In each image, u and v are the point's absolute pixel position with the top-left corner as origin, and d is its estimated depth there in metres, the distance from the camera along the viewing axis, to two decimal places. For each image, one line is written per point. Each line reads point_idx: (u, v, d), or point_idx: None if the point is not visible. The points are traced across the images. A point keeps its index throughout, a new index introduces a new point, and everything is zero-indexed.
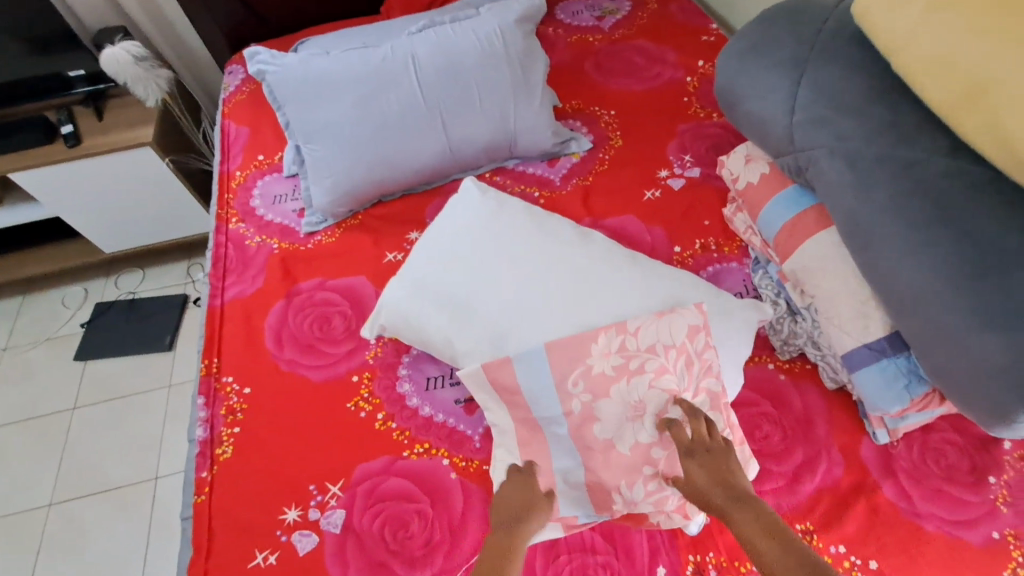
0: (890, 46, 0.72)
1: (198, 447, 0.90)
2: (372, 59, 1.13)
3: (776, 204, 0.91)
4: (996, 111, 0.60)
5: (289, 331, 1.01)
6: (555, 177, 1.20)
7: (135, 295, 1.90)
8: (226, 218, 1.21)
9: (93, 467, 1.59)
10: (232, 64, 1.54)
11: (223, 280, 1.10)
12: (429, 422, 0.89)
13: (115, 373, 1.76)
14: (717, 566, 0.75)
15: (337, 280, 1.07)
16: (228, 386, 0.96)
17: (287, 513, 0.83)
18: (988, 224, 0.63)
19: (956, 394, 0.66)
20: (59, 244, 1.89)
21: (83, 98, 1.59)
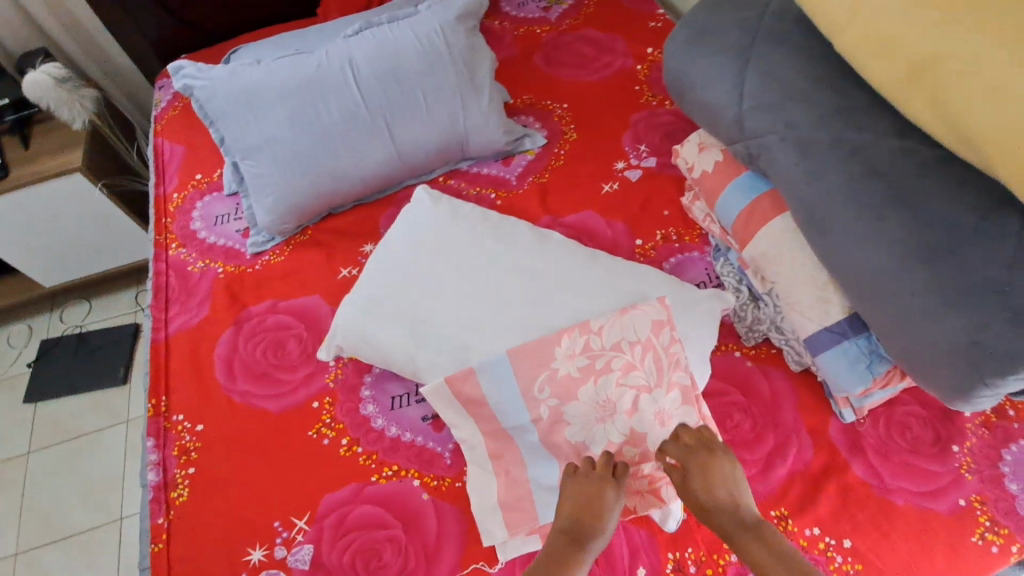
0: (831, 25, 0.69)
1: (151, 492, 0.85)
2: (307, 67, 1.08)
3: (731, 191, 0.91)
4: (941, 89, 0.58)
5: (241, 360, 0.96)
6: (510, 176, 1.17)
7: (84, 328, 1.80)
8: (166, 244, 1.14)
9: (52, 514, 1.51)
10: (162, 78, 1.45)
11: (167, 311, 1.04)
12: (396, 443, 0.86)
13: (68, 412, 1.67)
14: (696, 561, 0.74)
15: (290, 301, 1.03)
16: (179, 424, 0.91)
17: (252, 553, 0.79)
18: (939, 204, 0.61)
19: (917, 375, 0.65)
20: None
21: (9, 126, 1.48)
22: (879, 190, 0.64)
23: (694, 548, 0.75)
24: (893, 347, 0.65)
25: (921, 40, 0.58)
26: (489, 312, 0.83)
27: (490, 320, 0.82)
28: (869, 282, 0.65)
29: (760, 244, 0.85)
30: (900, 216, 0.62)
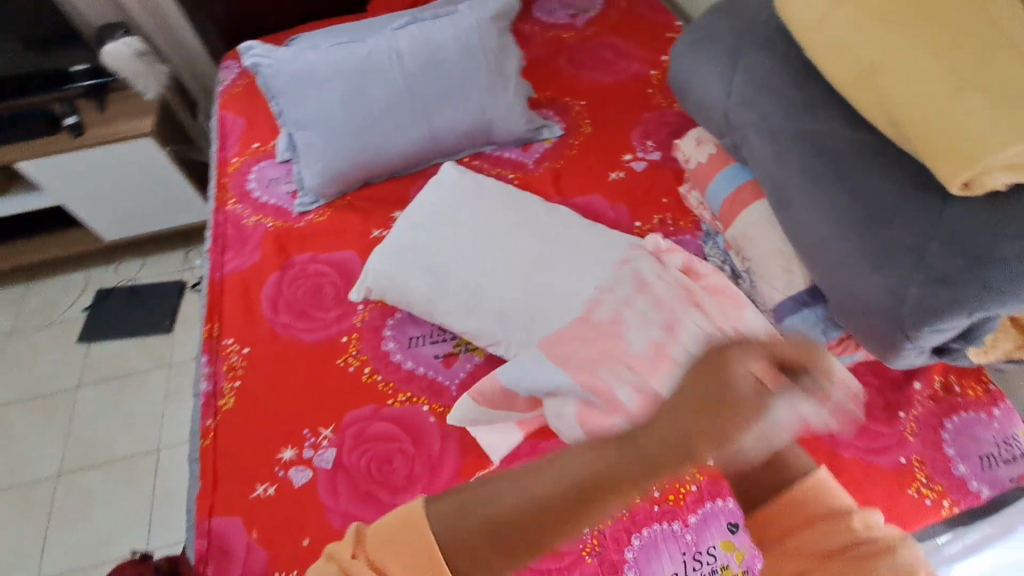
0: (805, 33, 0.82)
1: (203, 399, 1.01)
2: (359, 53, 1.24)
3: (720, 179, 1.03)
4: (883, 89, 0.72)
5: (284, 299, 1.11)
6: (528, 161, 1.31)
7: (136, 282, 1.98)
8: (224, 200, 1.31)
9: (97, 441, 1.68)
10: (228, 59, 1.63)
11: (223, 256, 1.20)
12: (410, 375, 1.00)
13: (117, 354, 1.84)
14: (661, 488, 0.86)
15: (328, 254, 1.18)
16: (229, 347, 1.06)
17: (284, 453, 0.93)
18: (877, 184, 0.73)
19: (857, 331, 0.77)
20: (61, 233, 1.97)
21: (85, 90, 1.67)
22: (831, 173, 0.77)
23: None
24: (840, 305, 0.77)
25: (869, 48, 0.73)
26: (500, 266, 0.97)
27: (500, 273, 0.96)
28: (821, 249, 0.77)
29: (740, 224, 0.97)
30: (847, 193, 0.75)
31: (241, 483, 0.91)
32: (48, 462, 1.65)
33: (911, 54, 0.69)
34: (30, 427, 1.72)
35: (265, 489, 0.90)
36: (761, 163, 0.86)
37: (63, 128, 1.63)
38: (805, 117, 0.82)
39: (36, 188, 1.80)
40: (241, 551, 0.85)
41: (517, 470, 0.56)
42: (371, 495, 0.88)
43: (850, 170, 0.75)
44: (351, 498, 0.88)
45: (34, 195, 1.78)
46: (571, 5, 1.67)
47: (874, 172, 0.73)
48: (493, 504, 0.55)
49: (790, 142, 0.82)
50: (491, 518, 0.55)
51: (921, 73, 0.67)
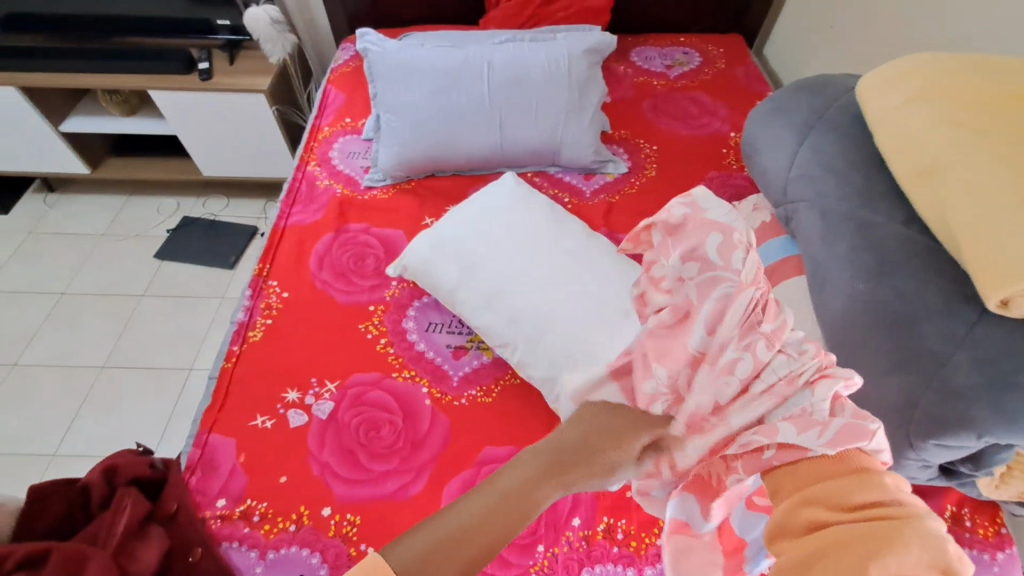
0: (875, 124, 0.82)
1: (236, 327, 1.10)
2: (457, 57, 1.34)
3: (766, 248, 1.02)
4: (941, 191, 0.70)
5: (330, 258, 1.20)
6: (587, 189, 1.35)
7: (216, 217, 2.18)
8: (307, 160, 1.43)
9: (144, 346, 1.85)
10: (346, 42, 1.80)
11: (291, 208, 1.32)
12: (419, 356, 1.05)
13: (182, 276, 2.03)
14: (624, 531, 0.85)
15: (380, 229, 1.26)
16: (271, 287, 1.16)
17: (288, 394, 1.00)
18: (915, 284, 0.71)
19: None
20: (168, 160, 2.21)
21: (223, 43, 1.90)
22: (871, 263, 0.75)
23: (626, 520, 0.86)
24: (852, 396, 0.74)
25: (934, 150, 0.72)
26: (527, 276, 1.00)
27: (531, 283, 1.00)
28: (844, 335, 0.75)
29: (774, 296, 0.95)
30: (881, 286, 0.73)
31: (244, 410, 0.98)
32: (99, 353, 1.83)
33: (975, 161, 0.68)
34: (94, 319, 1.92)
35: (264, 421, 0.97)
36: (804, 237, 0.86)
37: (196, 71, 1.86)
38: (860, 203, 0.81)
39: (160, 117, 2.04)
40: (226, 469, 0.92)
41: (489, 499, 0.62)
42: (352, 454, 0.93)
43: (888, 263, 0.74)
44: (334, 452, 0.93)
45: (157, 122, 2.02)
46: (670, 56, 1.71)
47: (916, 271, 0.71)
48: (472, 527, 0.59)
49: (839, 224, 0.81)
50: (456, 540, 0.57)
51: (982, 179, 0.66)
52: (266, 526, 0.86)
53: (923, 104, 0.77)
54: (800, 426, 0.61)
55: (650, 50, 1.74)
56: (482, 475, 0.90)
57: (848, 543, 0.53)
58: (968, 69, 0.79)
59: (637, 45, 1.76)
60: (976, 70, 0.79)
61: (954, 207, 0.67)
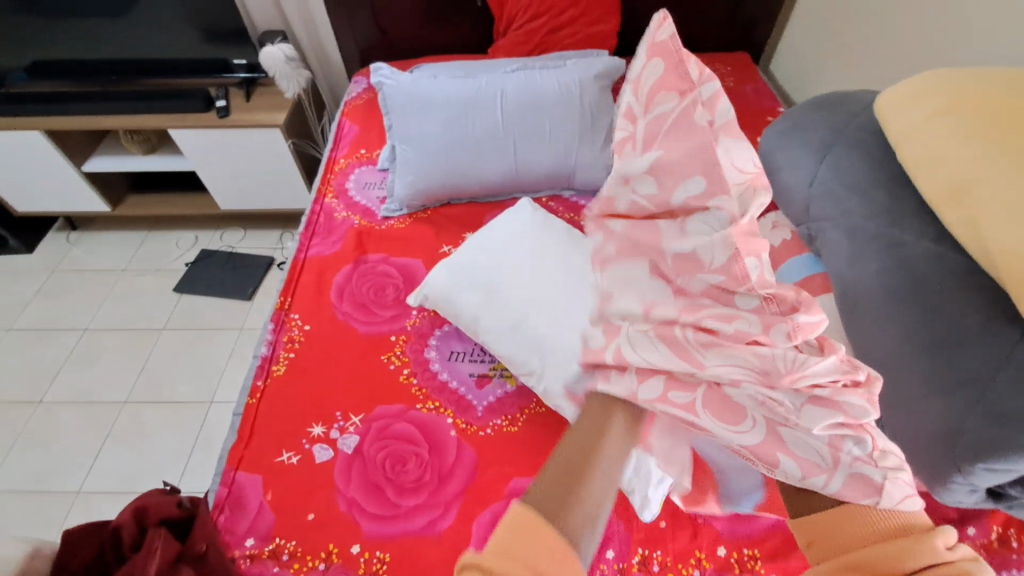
0: (899, 141, 0.82)
1: (259, 361, 1.10)
2: (469, 87, 1.36)
3: (789, 267, 1.02)
4: (973, 209, 0.69)
5: (350, 289, 1.21)
6: None
7: (234, 249, 2.22)
8: (324, 193, 1.45)
9: (165, 380, 1.86)
10: (359, 75, 1.84)
11: (310, 240, 1.33)
12: (443, 386, 1.04)
13: (201, 308, 2.05)
14: (661, 563, 0.83)
15: (398, 258, 1.27)
16: (293, 320, 1.16)
17: (314, 428, 1.00)
18: (951, 303, 0.70)
19: (905, 452, 0.72)
20: (186, 194, 2.26)
21: (240, 81, 1.95)
22: (903, 282, 0.74)
23: (662, 551, 0.84)
24: (892, 419, 0.72)
25: (963, 169, 0.71)
26: (549, 303, 1.00)
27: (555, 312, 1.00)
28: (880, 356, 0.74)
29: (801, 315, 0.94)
30: (915, 305, 0.72)
31: (270, 446, 0.98)
32: (121, 388, 1.85)
33: (1006, 177, 0.67)
34: (115, 354, 1.94)
35: (289, 457, 0.96)
36: (831, 257, 0.85)
37: (214, 109, 1.90)
38: (887, 221, 0.80)
39: (178, 154, 2.09)
40: (254, 508, 0.91)
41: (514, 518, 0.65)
42: (379, 489, 0.92)
43: (921, 282, 0.73)
44: (360, 487, 0.92)
45: (176, 159, 2.07)
46: None
47: (951, 290, 0.70)
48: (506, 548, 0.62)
49: (867, 243, 0.80)
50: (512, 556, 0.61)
51: (1014, 197, 0.65)
52: (295, 565, 0.85)
53: (948, 122, 0.77)
54: (805, 467, 0.68)
55: None
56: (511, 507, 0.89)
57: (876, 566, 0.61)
58: (989, 85, 0.79)
59: None
60: (998, 84, 0.78)
61: (987, 226, 0.66)
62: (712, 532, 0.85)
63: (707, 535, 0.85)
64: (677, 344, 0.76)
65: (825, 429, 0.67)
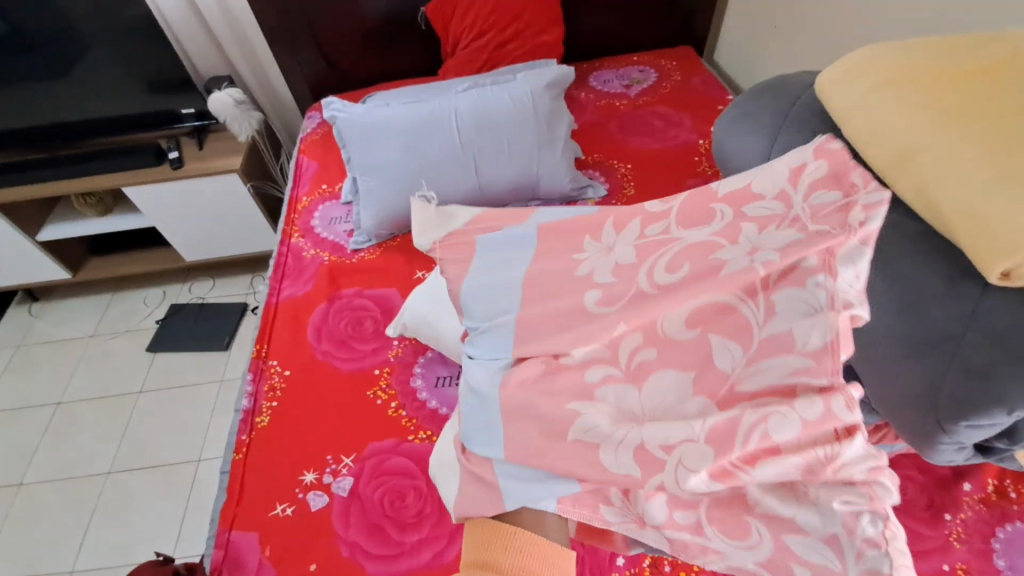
0: (841, 117, 0.84)
1: (241, 414, 1.07)
2: (423, 111, 1.36)
3: None
4: (919, 174, 0.71)
5: (327, 328, 1.19)
6: None
7: (205, 300, 2.17)
8: (289, 233, 1.43)
9: (149, 444, 1.80)
10: (312, 110, 1.83)
11: (280, 283, 1.31)
12: (433, 414, 1.03)
13: (178, 365, 2.00)
14: (672, 563, 0.83)
15: (373, 290, 1.26)
16: (272, 368, 1.14)
17: (306, 476, 0.97)
18: (913, 268, 0.72)
19: (892, 418, 0.73)
20: (149, 250, 2.21)
21: (190, 130, 1.92)
22: (865, 252, 0.76)
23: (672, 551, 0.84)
24: (875, 387, 0.74)
25: (906, 137, 0.74)
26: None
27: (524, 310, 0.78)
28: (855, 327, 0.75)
29: None
30: (881, 273, 0.74)
31: (262, 500, 0.95)
32: (103, 459, 1.78)
33: (947, 140, 0.70)
34: (92, 424, 1.87)
35: (284, 508, 0.93)
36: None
37: (167, 161, 1.87)
38: None
39: (136, 211, 2.04)
40: (252, 567, 0.87)
41: None
42: (380, 529, 0.89)
43: (883, 250, 0.75)
44: (361, 530, 0.90)
45: (133, 216, 2.02)
46: (627, 76, 1.76)
47: (912, 255, 0.72)
48: None
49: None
50: None
51: (958, 158, 0.68)
52: None
53: (884, 95, 0.79)
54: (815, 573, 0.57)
55: (607, 73, 1.79)
56: None
57: None
58: (915, 57, 0.83)
59: (594, 70, 1.81)
60: (924, 56, 0.82)
61: (935, 188, 0.69)
62: None
63: None
64: (704, 457, 0.61)
65: (841, 501, 0.56)
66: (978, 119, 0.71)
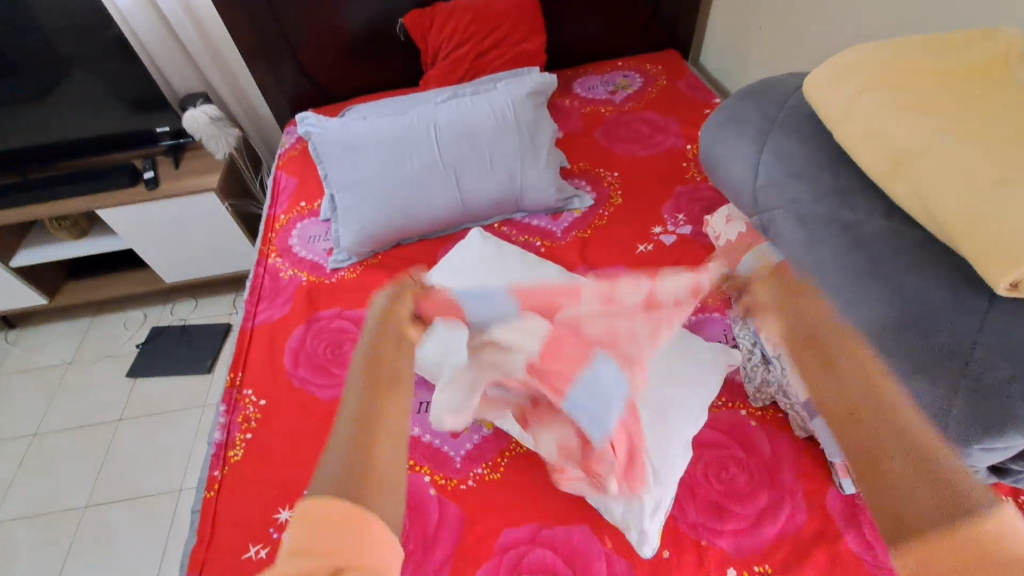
0: (830, 118, 0.81)
1: (214, 448, 1.02)
2: (401, 124, 1.32)
3: (751, 260, 1.00)
4: (914, 177, 0.67)
5: (305, 352, 1.14)
6: (557, 229, 1.31)
7: (187, 322, 2.11)
8: (267, 253, 1.38)
9: (128, 474, 1.73)
10: (290, 125, 1.78)
11: (257, 306, 1.26)
12: (416, 442, 0.98)
13: (159, 391, 1.93)
14: None
15: (352, 310, 1.21)
16: (246, 397, 1.08)
17: (281, 513, 0.92)
18: (913, 278, 0.68)
19: None
20: (129, 272, 2.15)
21: (166, 149, 1.87)
22: (859, 261, 0.73)
23: None
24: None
25: (899, 138, 0.70)
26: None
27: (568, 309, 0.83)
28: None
29: None
30: (879, 283, 0.70)
31: (234, 542, 0.89)
32: (80, 492, 1.71)
33: (943, 141, 0.66)
34: (70, 455, 1.80)
35: (257, 550, 0.88)
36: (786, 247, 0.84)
37: (142, 181, 1.81)
38: (835, 202, 0.79)
39: (112, 232, 1.98)
40: None
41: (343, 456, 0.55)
42: None
43: (880, 261, 0.71)
44: None
45: (110, 238, 1.96)
46: (612, 82, 1.73)
47: (910, 264, 0.69)
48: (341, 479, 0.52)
49: (820, 226, 0.79)
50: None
51: (956, 159, 0.64)
52: None
53: (875, 94, 0.76)
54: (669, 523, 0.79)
55: (591, 79, 1.75)
56: (505, 563, 0.83)
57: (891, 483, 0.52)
58: (905, 54, 0.79)
59: (578, 77, 1.77)
60: (910, 54, 0.79)
61: (932, 192, 0.65)
62: (719, 553, 0.81)
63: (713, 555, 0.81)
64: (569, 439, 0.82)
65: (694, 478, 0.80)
66: (972, 118, 0.68)
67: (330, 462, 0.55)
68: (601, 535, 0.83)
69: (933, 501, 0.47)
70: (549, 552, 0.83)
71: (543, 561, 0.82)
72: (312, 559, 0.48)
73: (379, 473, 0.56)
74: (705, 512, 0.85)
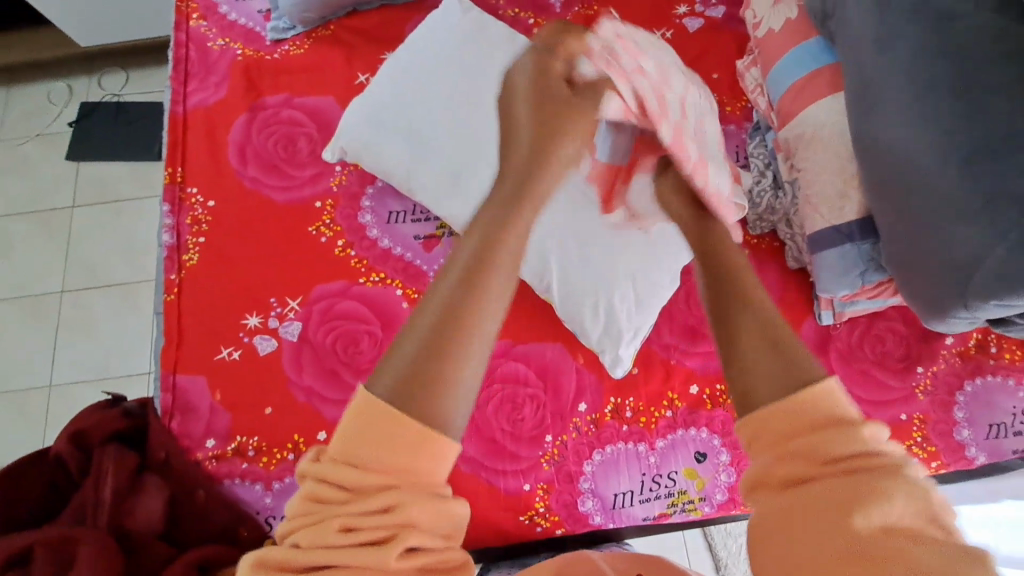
0: None
1: (166, 252, 0.93)
2: None
3: (791, 59, 0.81)
4: None
5: (253, 147, 0.98)
6: (555, 2, 1.04)
7: (122, 99, 1.81)
8: (186, 13, 1.08)
9: (97, 263, 1.69)
10: None
11: (185, 85, 1.03)
12: (386, 255, 0.91)
13: (108, 177, 1.77)
14: (634, 409, 0.81)
15: (303, 97, 1.01)
16: (192, 197, 0.96)
17: (248, 319, 0.89)
18: (1003, 101, 0.62)
19: (903, 279, 0.70)
20: (50, 35, 1.82)
21: None
22: (951, 72, 0.65)
23: (635, 398, 0.82)
24: (892, 252, 0.70)
25: None
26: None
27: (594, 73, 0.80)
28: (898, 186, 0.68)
29: (800, 123, 0.78)
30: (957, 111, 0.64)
31: (204, 344, 0.88)
32: (51, 277, 1.68)
33: None
34: (29, 241, 1.72)
35: (230, 353, 0.87)
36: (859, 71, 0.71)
37: None
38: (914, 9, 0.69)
39: None
40: (204, 410, 0.85)
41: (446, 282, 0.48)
42: (335, 375, 0.85)
43: (936, 91, 0.65)
44: (315, 375, 0.85)
45: None
46: None
47: (979, 109, 0.63)
48: (407, 374, 0.45)
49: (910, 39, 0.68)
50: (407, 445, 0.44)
51: None
52: (263, 458, 0.82)
53: None
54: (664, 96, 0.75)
55: None
56: None
57: (821, 497, 0.45)
58: None
59: None
60: None
61: None
62: (685, 371, 0.83)
63: (679, 373, 0.83)
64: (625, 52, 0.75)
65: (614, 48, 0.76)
66: None
67: (424, 319, 0.47)
68: (574, 352, 0.84)
69: (792, 475, 0.47)
70: (520, 366, 0.84)
71: (514, 373, 0.83)
72: (360, 471, 0.44)
73: (452, 377, 0.46)
74: (680, 335, 0.84)
